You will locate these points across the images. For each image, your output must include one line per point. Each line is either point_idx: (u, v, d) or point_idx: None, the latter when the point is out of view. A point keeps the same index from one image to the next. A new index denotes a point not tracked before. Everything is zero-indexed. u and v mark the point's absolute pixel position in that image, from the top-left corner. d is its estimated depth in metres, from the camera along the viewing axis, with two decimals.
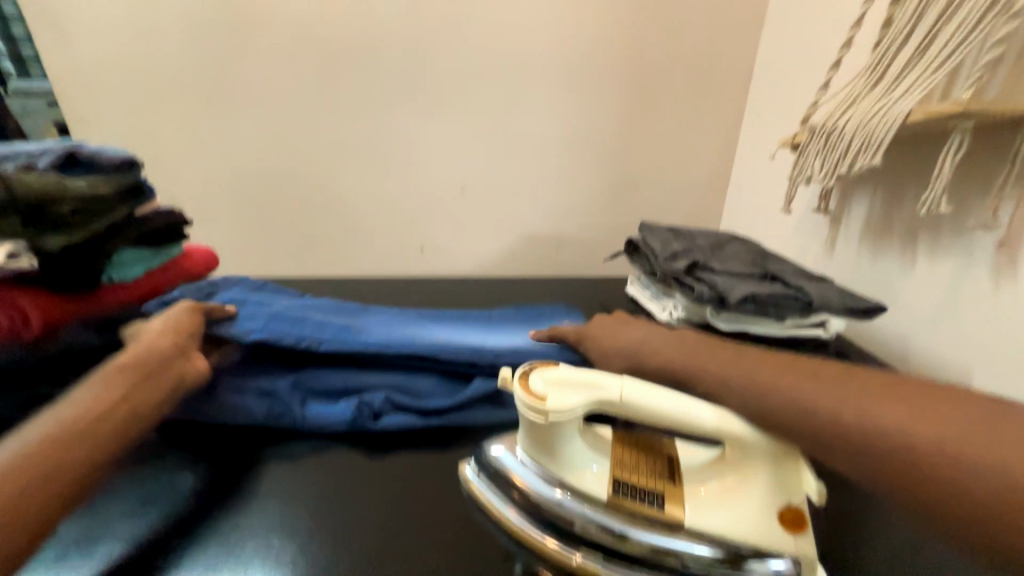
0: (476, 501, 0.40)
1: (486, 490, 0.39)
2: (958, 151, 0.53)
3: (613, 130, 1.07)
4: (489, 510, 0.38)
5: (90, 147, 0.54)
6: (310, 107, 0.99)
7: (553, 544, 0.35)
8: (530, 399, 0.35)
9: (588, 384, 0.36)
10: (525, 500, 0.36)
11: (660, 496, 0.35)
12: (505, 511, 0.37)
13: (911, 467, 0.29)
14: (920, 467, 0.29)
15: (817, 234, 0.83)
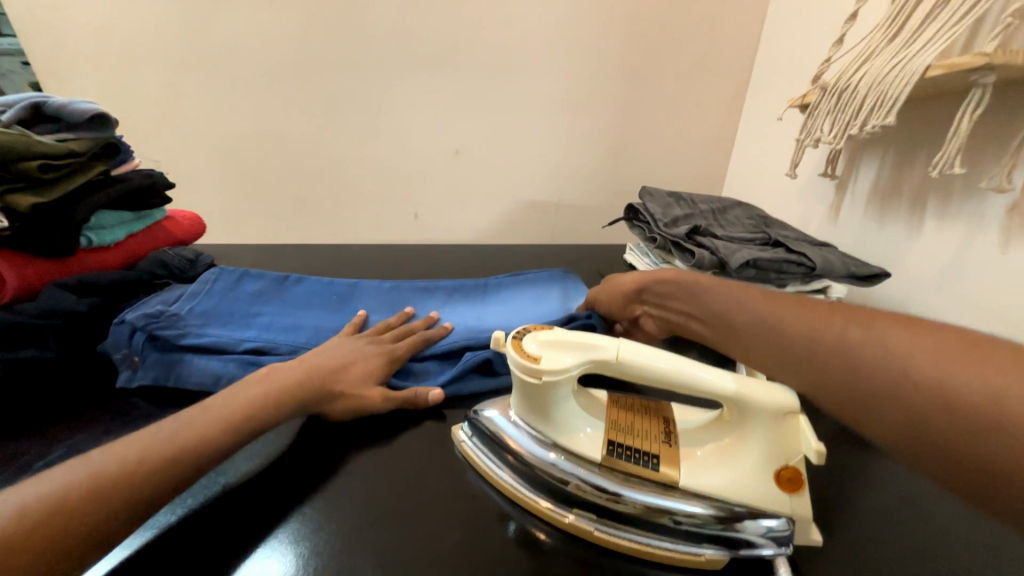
0: (472, 463, 0.39)
1: (480, 453, 0.39)
2: (978, 108, 0.50)
3: (615, 91, 1.02)
4: (484, 472, 0.38)
5: (56, 100, 0.50)
6: (295, 64, 0.94)
7: (548, 505, 0.35)
8: (524, 361, 0.34)
9: (583, 344, 0.35)
10: (520, 463, 0.36)
11: (656, 457, 0.34)
12: (500, 473, 0.37)
13: (936, 429, 0.27)
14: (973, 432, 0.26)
15: (822, 200, 0.81)
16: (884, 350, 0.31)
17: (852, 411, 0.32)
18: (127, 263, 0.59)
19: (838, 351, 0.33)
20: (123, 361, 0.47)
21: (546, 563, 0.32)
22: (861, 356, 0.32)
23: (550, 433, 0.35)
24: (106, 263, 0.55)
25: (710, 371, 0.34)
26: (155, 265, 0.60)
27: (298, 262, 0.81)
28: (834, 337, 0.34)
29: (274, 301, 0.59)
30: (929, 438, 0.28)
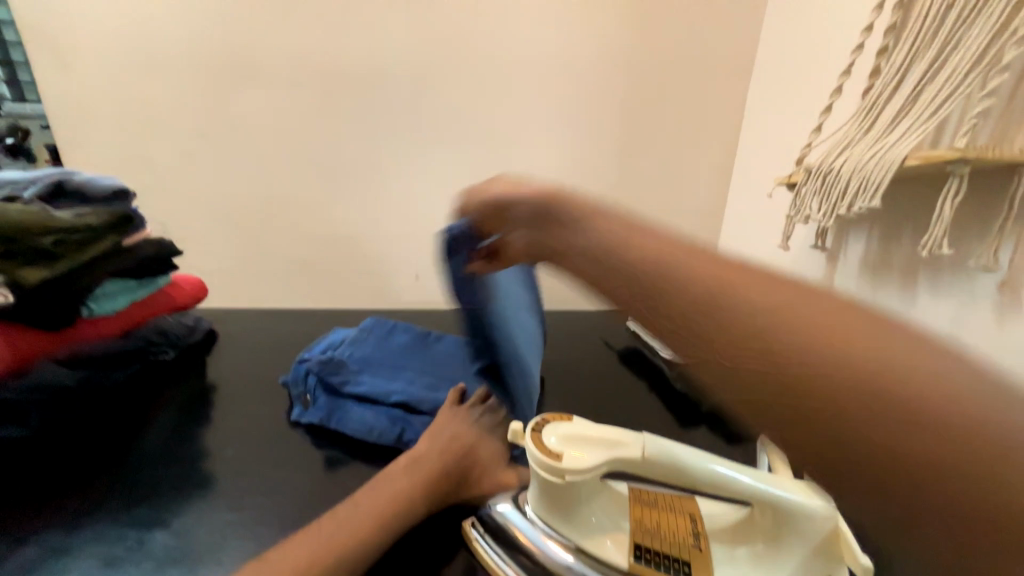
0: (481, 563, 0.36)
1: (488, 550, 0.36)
2: (957, 195, 0.53)
3: (610, 165, 1.09)
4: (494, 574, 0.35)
5: (79, 177, 0.52)
6: (309, 137, 1.00)
7: None
8: (548, 458, 0.33)
9: (607, 441, 0.34)
10: (536, 566, 0.33)
11: (687, 565, 0.32)
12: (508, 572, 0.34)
13: (816, 409, 0.21)
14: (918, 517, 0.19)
15: (814, 270, 0.84)
16: (676, 283, 0.25)
17: (785, 424, 0.22)
18: (126, 331, 0.58)
19: (632, 254, 0.27)
20: (298, 397, 0.55)
21: None
22: (653, 281, 0.26)
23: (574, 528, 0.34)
24: (105, 332, 0.54)
25: (750, 475, 0.33)
26: (153, 333, 0.61)
27: (297, 327, 0.80)
28: (689, 280, 0.24)
29: (416, 356, 0.63)
30: (824, 449, 0.21)
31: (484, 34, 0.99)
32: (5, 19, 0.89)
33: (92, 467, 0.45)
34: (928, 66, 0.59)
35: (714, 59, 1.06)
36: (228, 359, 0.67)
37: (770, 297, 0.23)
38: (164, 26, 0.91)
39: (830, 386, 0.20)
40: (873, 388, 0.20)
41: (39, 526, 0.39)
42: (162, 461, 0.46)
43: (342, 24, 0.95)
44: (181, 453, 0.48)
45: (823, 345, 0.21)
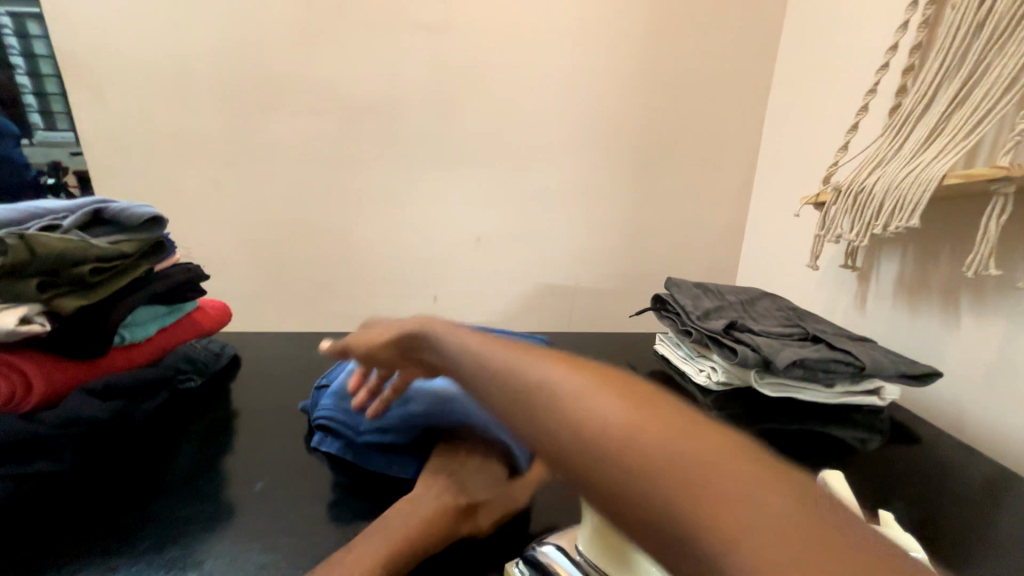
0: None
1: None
2: (1003, 214, 0.52)
3: (629, 186, 1.08)
4: None
5: (116, 205, 0.52)
6: (331, 162, 1.01)
7: None
8: None
9: None
10: None
11: None
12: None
13: (648, 487, 0.24)
14: (705, 516, 0.22)
15: (844, 290, 0.82)
16: (577, 400, 0.29)
17: (625, 491, 0.25)
18: (152, 359, 0.57)
19: (533, 393, 0.31)
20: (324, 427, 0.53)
21: None
22: (556, 404, 0.29)
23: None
24: (131, 361, 0.54)
25: None
26: (181, 360, 0.61)
27: (318, 351, 0.79)
28: (539, 382, 0.31)
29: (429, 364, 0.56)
30: (649, 503, 0.24)
31: (503, 61, 1.01)
32: (43, 53, 0.91)
33: (117, 504, 0.43)
34: (962, 84, 0.58)
35: (730, 81, 1.06)
36: (252, 386, 0.66)
37: (629, 412, 0.27)
38: (195, 59, 0.94)
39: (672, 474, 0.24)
40: (675, 440, 0.25)
41: (68, 564, 0.37)
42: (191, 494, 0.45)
43: (365, 55, 0.98)
44: (209, 486, 0.47)
45: (672, 445, 0.25)
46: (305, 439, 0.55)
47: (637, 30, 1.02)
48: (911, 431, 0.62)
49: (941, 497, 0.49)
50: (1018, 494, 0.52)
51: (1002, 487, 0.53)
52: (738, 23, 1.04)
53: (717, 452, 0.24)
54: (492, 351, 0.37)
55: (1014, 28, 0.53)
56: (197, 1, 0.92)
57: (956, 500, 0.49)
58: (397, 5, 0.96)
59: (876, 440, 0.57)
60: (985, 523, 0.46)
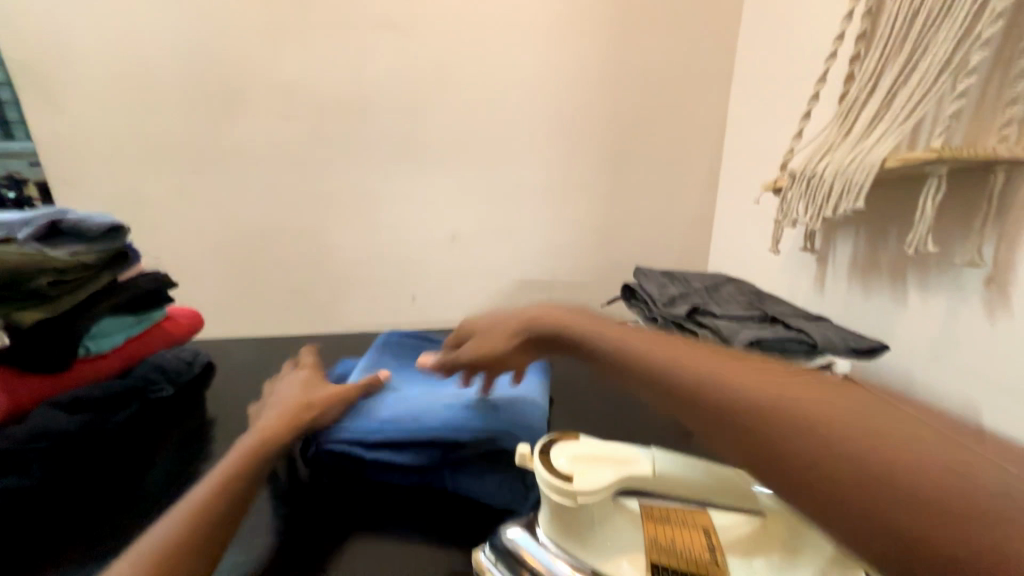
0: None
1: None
2: (937, 194, 0.55)
3: (600, 178, 1.10)
4: None
5: (74, 215, 0.52)
6: (300, 164, 1.00)
7: None
8: (556, 479, 0.34)
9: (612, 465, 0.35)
10: None
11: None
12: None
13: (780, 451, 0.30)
14: (872, 458, 0.26)
15: (806, 272, 0.85)
16: (734, 378, 0.33)
17: (763, 437, 0.30)
18: (123, 369, 0.57)
19: (663, 364, 0.37)
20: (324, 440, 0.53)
21: None
22: (695, 375, 0.34)
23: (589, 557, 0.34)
24: (100, 372, 0.54)
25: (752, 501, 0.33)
26: (152, 369, 0.60)
27: (294, 355, 0.79)
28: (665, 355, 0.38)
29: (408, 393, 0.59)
30: (804, 440, 0.28)
31: (470, 58, 1.01)
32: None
33: (90, 513, 0.44)
34: (900, 71, 0.61)
35: (694, 72, 1.09)
36: (226, 393, 0.66)
37: (792, 390, 0.31)
38: (154, 64, 0.92)
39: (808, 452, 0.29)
40: (825, 400, 0.30)
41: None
42: (166, 499, 0.45)
43: (330, 55, 0.97)
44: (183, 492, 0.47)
45: (845, 411, 0.29)
46: None
47: (601, 24, 1.04)
48: None
49: None
50: None
51: None
52: (700, 16, 1.06)
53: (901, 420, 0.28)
54: (631, 333, 0.42)
55: (943, 15, 0.56)
56: (154, 4, 0.90)
57: None
58: (359, 4, 0.96)
59: None
60: None
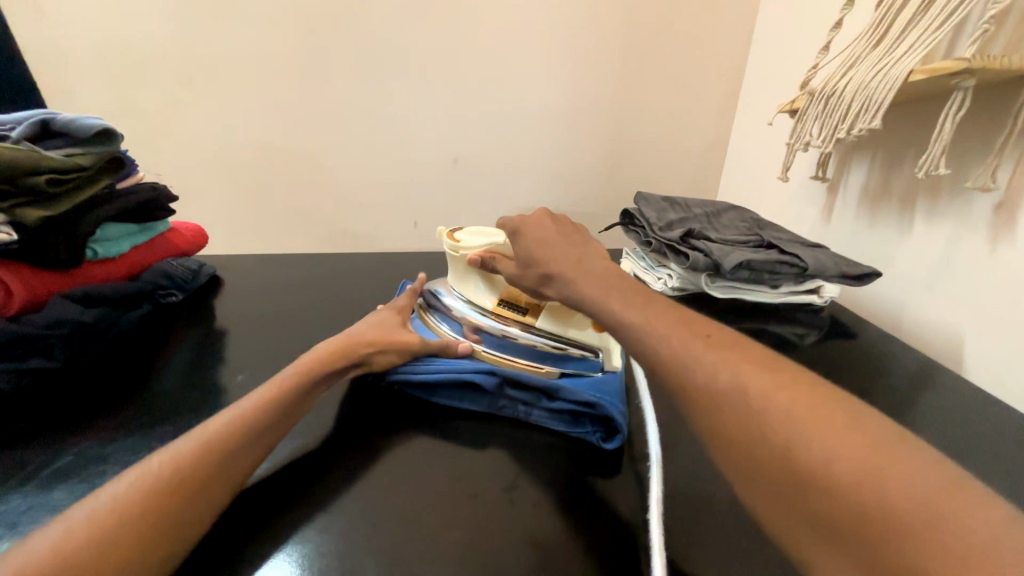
0: (490, 502, 0.35)
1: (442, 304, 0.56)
2: (960, 109, 0.52)
3: (608, 100, 1.04)
4: (486, 519, 0.34)
5: (65, 116, 0.52)
6: (296, 81, 0.97)
7: (531, 546, 0.32)
8: (447, 242, 0.55)
9: (467, 237, 0.55)
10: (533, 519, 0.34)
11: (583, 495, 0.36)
12: (453, 307, 0.55)
13: (782, 495, 0.24)
14: (776, 458, 0.25)
15: (814, 203, 0.82)
16: (705, 379, 0.29)
17: (720, 395, 0.28)
18: (128, 275, 0.60)
19: (641, 334, 0.35)
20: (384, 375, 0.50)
21: (546, 562, 0.31)
22: (663, 354, 0.32)
23: (452, 250, 0.54)
24: (109, 274, 0.57)
25: (486, 238, 0.54)
26: (160, 276, 0.63)
27: (294, 272, 0.81)
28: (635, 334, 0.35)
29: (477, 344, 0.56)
30: (738, 422, 0.27)
31: None
32: None
33: (114, 391, 0.47)
34: None
35: None
36: (232, 301, 0.69)
37: (792, 410, 0.26)
38: None
39: (855, 511, 0.22)
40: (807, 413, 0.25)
41: (73, 436, 0.41)
42: (176, 386, 0.49)
43: None
44: (198, 378, 0.50)
45: (813, 429, 0.24)
46: (285, 341, 0.58)
47: None
48: (853, 330, 0.66)
49: (866, 383, 0.53)
50: (942, 379, 0.56)
51: (930, 374, 0.57)
52: None
53: (878, 451, 0.23)
54: (587, 284, 0.41)
55: None
56: None
57: (879, 386, 0.53)
58: None
59: (813, 335, 0.62)
60: (899, 402, 0.51)
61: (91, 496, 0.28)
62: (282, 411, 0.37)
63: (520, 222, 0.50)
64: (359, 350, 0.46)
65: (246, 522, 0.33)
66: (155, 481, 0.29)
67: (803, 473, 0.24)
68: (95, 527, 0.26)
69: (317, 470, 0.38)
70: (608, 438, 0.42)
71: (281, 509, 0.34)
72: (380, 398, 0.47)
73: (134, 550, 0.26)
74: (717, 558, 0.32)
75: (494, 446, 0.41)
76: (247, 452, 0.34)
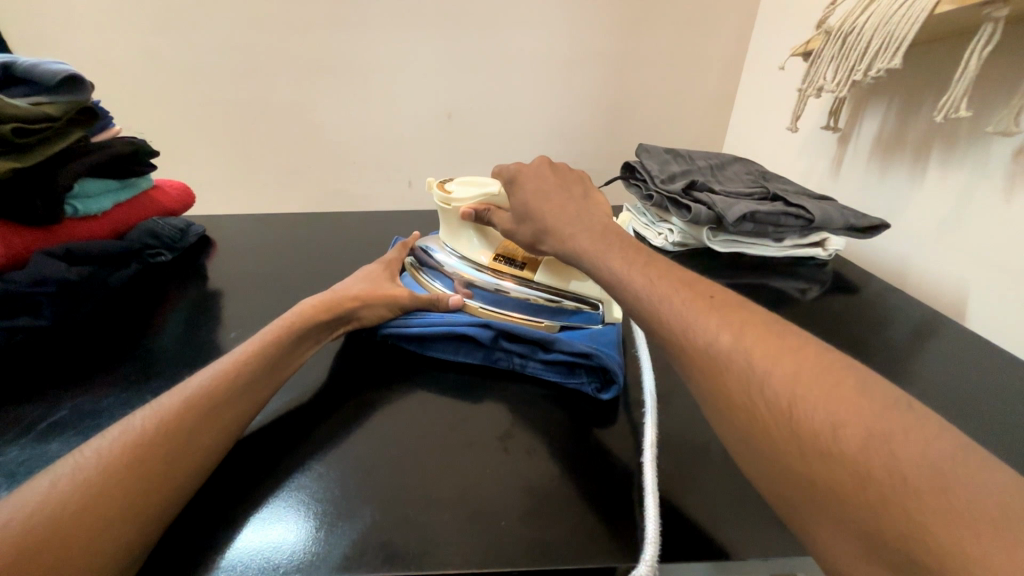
0: (485, 453, 0.35)
1: (433, 261, 0.55)
2: (988, 45, 0.48)
3: (609, 46, 0.98)
4: (481, 467, 0.34)
5: (30, 60, 0.48)
6: (276, 28, 0.91)
7: (524, 491, 0.32)
8: (437, 192, 0.52)
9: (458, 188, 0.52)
10: (528, 468, 0.34)
11: (580, 444, 0.36)
12: (445, 262, 0.54)
13: (770, 449, 0.24)
14: (768, 414, 0.24)
15: (823, 155, 0.79)
16: (703, 334, 0.29)
17: (715, 351, 0.28)
18: (114, 233, 0.58)
19: (641, 286, 0.34)
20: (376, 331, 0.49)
21: (540, 507, 0.31)
22: (662, 307, 0.32)
23: (442, 202, 0.52)
24: (93, 233, 0.55)
25: (478, 189, 0.51)
26: (146, 235, 0.61)
27: (286, 232, 0.79)
28: (629, 289, 0.34)
29: None
30: (736, 377, 0.26)
31: None
32: None
33: (105, 350, 0.47)
34: None
35: None
36: (223, 261, 0.67)
37: (792, 366, 0.25)
38: None
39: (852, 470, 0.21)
40: (807, 375, 0.25)
41: (66, 393, 0.41)
42: (168, 345, 0.48)
43: None
44: (190, 337, 0.50)
45: (811, 387, 0.24)
46: (277, 301, 0.57)
47: None
48: (855, 285, 0.65)
49: (865, 337, 0.53)
50: (943, 333, 0.55)
51: (931, 327, 0.57)
52: None
53: (877, 408, 0.22)
54: (585, 240, 0.40)
55: None
56: None
57: (878, 340, 0.52)
58: None
59: (816, 290, 0.61)
60: (897, 355, 0.50)
61: (75, 452, 0.28)
62: (262, 366, 0.37)
63: (517, 170, 0.48)
64: (350, 305, 0.46)
65: (244, 472, 0.33)
66: (138, 437, 0.29)
67: (794, 426, 0.23)
68: (81, 480, 0.26)
69: (312, 421, 0.38)
70: (604, 389, 0.42)
71: (276, 459, 0.34)
72: (372, 353, 0.47)
73: (124, 496, 0.26)
74: (709, 504, 0.32)
75: (490, 399, 0.41)
76: (232, 404, 0.34)
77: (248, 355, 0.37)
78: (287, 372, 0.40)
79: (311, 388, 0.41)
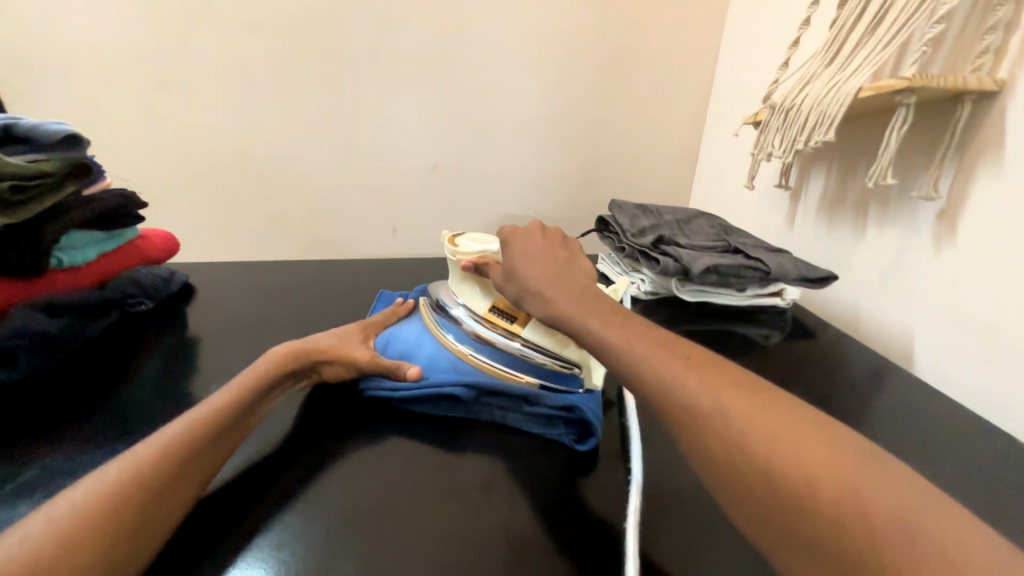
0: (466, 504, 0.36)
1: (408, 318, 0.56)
2: (904, 124, 0.56)
3: (582, 110, 1.07)
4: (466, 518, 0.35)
5: (29, 120, 0.50)
6: (271, 87, 0.97)
7: (500, 540, 0.33)
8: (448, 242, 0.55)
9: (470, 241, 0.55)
10: (503, 516, 0.35)
11: (557, 491, 0.38)
12: (461, 317, 0.52)
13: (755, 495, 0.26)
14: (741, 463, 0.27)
15: (778, 210, 0.86)
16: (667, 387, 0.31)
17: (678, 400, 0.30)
18: (97, 283, 0.59)
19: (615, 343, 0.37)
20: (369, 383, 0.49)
21: (522, 553, 0.32)
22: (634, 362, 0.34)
23: (449, 254, 0.54)
24: (77, 283, 0.55)
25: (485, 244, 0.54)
26: (129, 284, 0.61)
27: (267, 280, 0.79)
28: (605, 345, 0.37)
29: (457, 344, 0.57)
30: (714, 422, 0.29)
31: None
32: None
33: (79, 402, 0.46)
34: None
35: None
36: (204, 310, 0.67)
37: (771, 424, 0.27)
38: None
39: (863, 508, 0.22)
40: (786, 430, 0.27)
41: (36, 450, 0.40)
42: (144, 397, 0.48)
43: None
44: (169, 389, 0.50)
45: (790, 442, 0.26)
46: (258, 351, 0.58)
47: None
48: (813, 331, 0.70)
49: (824, 382, 0.56)
50: (891, 377, 0.60)
51: (883, 372, 0.61)
52: None
53: (839, 454, 0.25)
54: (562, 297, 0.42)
55: None
56: None
57: (835, 383, 0.56)
58: None
59: (777, 336, 0.66)
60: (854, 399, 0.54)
61: (41, 509, 0.27)
62: (227, 409, 0.37)
63: (511, 233, 0.51)
64: (323, 358, 0.48)
65: (212, 530, 0.33)
66: (115, 487, 0.29)
67: (778, 480, 0.25)
68: (55, 533, 0.26)
69: (283, 472, 0.38)
70: (582, 440, 0.43)
71: (252, 510, 0.34)
72: (345, 401, 0.48)
73: (100, 550, 0.26)
74: (685, 554, 0.34)
75: (469, 450, 0.42)
76: (203, 457, 0.34)
77: (226, 403, 0.38)
78: (253, 421, 0.40)
79: (282, 438, 0.42)
